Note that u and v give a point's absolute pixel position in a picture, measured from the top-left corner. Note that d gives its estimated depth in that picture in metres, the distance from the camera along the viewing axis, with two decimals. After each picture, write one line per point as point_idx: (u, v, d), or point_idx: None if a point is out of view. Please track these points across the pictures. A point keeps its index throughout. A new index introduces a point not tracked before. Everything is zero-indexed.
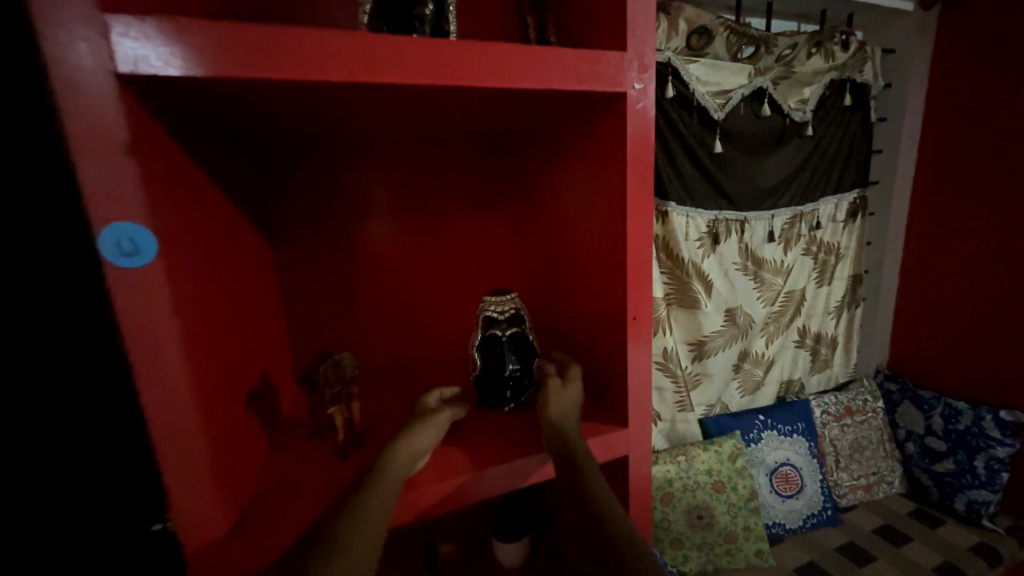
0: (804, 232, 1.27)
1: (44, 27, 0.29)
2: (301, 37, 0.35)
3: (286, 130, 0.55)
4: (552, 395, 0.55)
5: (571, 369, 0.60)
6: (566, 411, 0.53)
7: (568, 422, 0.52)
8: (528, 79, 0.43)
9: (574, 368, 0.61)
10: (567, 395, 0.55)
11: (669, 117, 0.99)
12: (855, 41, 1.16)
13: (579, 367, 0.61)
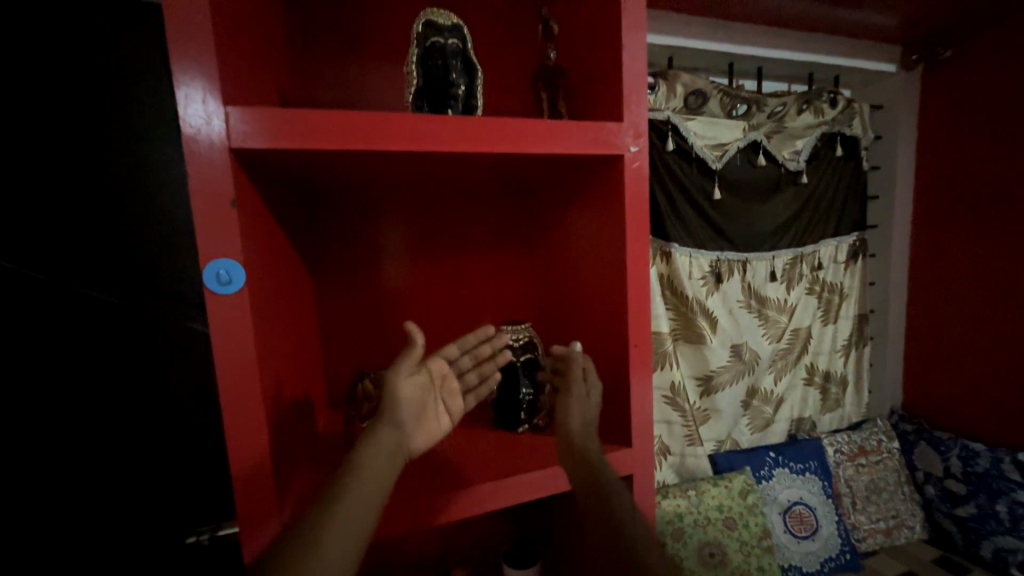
0: (806, 272, 1.33)
1: (186, 118, 0.41)
2: (363, 118, 0.46)
3: (335, 189, 0.66)
4: (578, 400, 0.60)
5: (590, 366, 0.64)
6: (589, 416, 0.59)
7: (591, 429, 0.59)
8: (539, 145, 0.53)
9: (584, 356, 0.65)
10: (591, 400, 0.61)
11: (670, 167, 1.09)
12: (843, 99, 1.26)
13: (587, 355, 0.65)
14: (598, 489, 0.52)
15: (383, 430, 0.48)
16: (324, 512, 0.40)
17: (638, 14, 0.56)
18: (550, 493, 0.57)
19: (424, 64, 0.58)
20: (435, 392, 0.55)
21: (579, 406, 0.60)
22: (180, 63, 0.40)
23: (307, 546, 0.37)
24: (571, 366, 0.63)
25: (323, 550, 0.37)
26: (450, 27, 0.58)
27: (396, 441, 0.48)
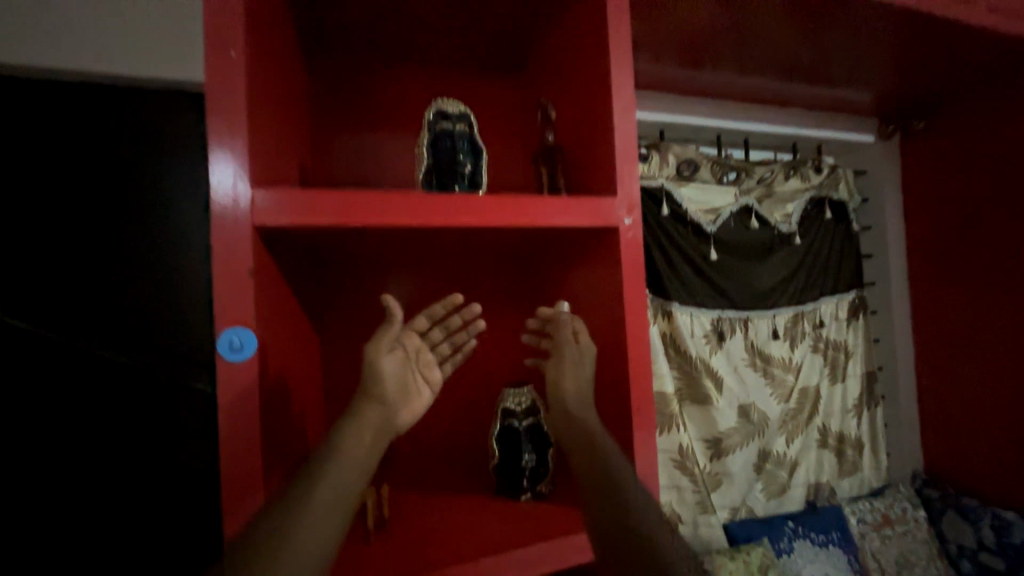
0: (808, 330, 1.33)
1: (216, 202, 0.45)
2: (376, 198, 0.50)
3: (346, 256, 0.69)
4: (572, 366, 0.62)
5: (579, 325, 0.64)
6: (584, 383, 0.62)
7: (587, 396, 0.61)
8: (539, 219, 0.56)
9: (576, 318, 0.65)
10: (584, 366, 0.62)
11: (667, 230, 1.14)
12: (827, 166, 1.34)
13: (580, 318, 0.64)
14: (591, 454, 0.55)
15: (367, 408, 0.50)
16: (309, 485, 0.43)
17: (627, 102, 0.63)
18: (563, 565, 0.55)
19: (434, 146, 0.63)
20: (415, 365, 0.55)
21: (572, 370, 0.62)
22: (216, 153, 0.45)
23: (292, 518, 0.41)
24: (561, 329, 0.63)
25: (304, 526, 0.41)
26: (458, 114, 0.65)
27: (379, 420, 0.50)
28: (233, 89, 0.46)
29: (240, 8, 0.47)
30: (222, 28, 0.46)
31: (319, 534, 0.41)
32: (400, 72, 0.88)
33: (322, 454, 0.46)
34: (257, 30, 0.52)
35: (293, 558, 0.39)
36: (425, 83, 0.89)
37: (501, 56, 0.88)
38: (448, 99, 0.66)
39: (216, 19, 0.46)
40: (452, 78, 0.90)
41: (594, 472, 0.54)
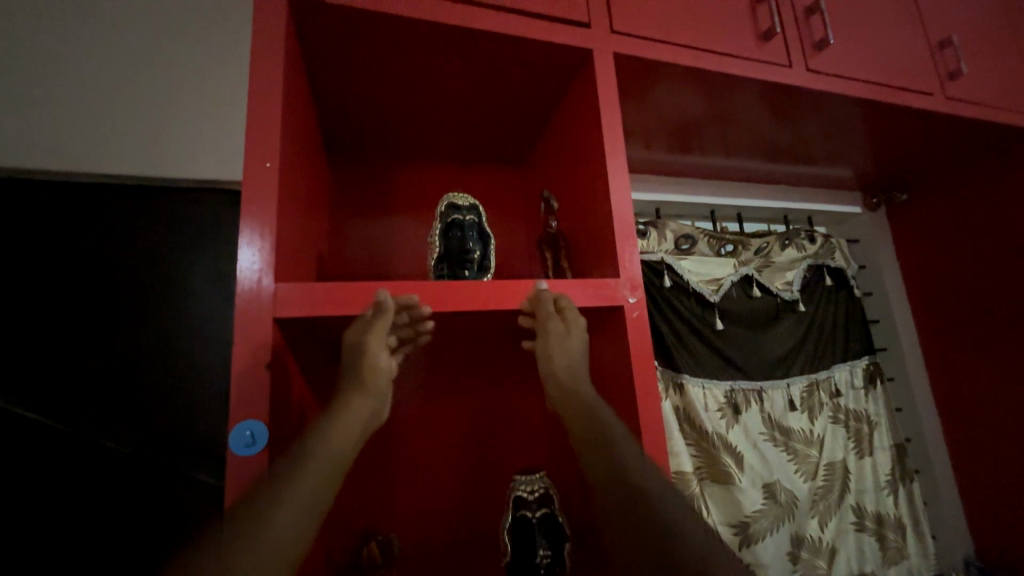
0: (826, 400, 1.29)
1: (241, 299, 0.48)
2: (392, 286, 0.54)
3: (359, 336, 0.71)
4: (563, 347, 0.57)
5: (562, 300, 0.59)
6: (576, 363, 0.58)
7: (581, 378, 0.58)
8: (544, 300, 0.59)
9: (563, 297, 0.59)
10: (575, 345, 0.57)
11: (670, 302, 1.16)
12: (820, 236, 1.38)
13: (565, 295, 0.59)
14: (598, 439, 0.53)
15: (355, 400, 0.50)
16: (294, 471, 0.44)
17: (623, 190, 0.67)
18: None
19: (445, 235, 0.68)
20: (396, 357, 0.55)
21: (567, 353, 0.57)
22: (243, 249, 0.49)
23: (278, 497, 0.42)
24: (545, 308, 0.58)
25: (279, 518, 0.41)
26: (468, 206, 0.70)
27: (369, 411, 0.51)
28: (265, 192, 0.51)
29: (277, 125, 0.53)
30: (261, 142, 0.52)
31: (295, 527, 0.41)
32: (415, 166, 0.96)
33: (300, 446, 0.46)
34: (290, 140, 0.59)
35: (266, 552, 0.39)
36: (437, 174, 0.97)
37: (504, 151, 0.98)
38: (458, 193, 0.72)
39: (256, 134, 0.52)
40: (461, 170, 0.99)
41: (603, 460, 0.52)
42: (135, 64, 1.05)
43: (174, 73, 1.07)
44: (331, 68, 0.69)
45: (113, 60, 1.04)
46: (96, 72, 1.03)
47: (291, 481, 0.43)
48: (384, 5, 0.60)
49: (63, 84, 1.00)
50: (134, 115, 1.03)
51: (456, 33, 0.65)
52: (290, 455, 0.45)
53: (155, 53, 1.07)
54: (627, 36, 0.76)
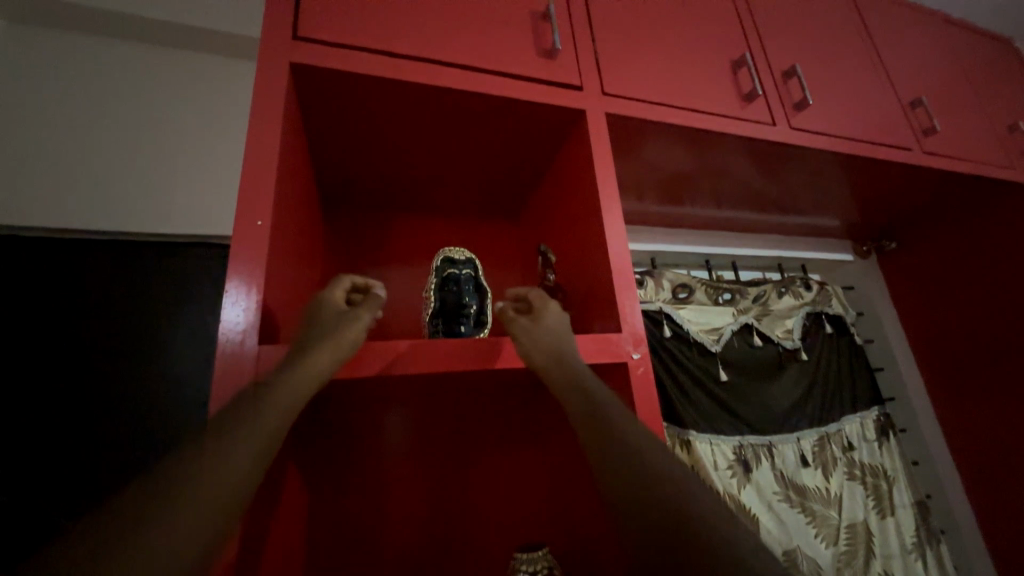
0: (839, 454, 1.23)
1: (221, 368, 0.46)
2: (390, 346, 0.54)
3: (348, 394, 0.67)
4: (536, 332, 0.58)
5: (532, 292, 0.63)
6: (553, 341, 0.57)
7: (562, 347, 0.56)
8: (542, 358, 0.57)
9: (534, 292, 0.63)
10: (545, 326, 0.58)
11: (671, 352, 1.13)
12: (816, 283, 1.38)
13: (535, 289, 0.63)
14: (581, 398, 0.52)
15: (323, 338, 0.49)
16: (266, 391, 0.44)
17: (620, 243, 0.67)
18: None
19: (441, 290, 0.67)
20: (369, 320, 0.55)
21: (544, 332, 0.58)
22: (228, 307, 0.47)
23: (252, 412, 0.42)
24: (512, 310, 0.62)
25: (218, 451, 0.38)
26: (464, 260, 0.69)
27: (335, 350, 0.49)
28: (256, 250, 0.49)
29: (272, 182, 0.52)
30: (253, 200, 0.51)
31: (246, 463, 0.39)
32: (411, 220, 0.97)
33: (245, 392, 0.45)
34: (284, 197, 0.58)
35: (201, 480, 0.36)
36: (433, 227, 0.98)
37: (500, 205, 0.99)
38: (455, 247, 0.72)
39: (249, 191, 0.51)
40: (457, 223, 0.99)
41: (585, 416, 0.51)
42: (136, 127, 1.10)
43: (181, 134, 1.13)
44: (331, 127, 0.71)
45: (124, 123, 1.10)
46: (97, 134, 1.07)
47: (235, 421, 0.41)
48: (385, 70, 0.63)
49: (62, 144, 1.04)
50: (133, 172, 1.07)
51: (454, 95, 0.67)
52: (221, 411, 0.43)
53: (158, 117, 1.13)
54: (619, 97, 0.79)
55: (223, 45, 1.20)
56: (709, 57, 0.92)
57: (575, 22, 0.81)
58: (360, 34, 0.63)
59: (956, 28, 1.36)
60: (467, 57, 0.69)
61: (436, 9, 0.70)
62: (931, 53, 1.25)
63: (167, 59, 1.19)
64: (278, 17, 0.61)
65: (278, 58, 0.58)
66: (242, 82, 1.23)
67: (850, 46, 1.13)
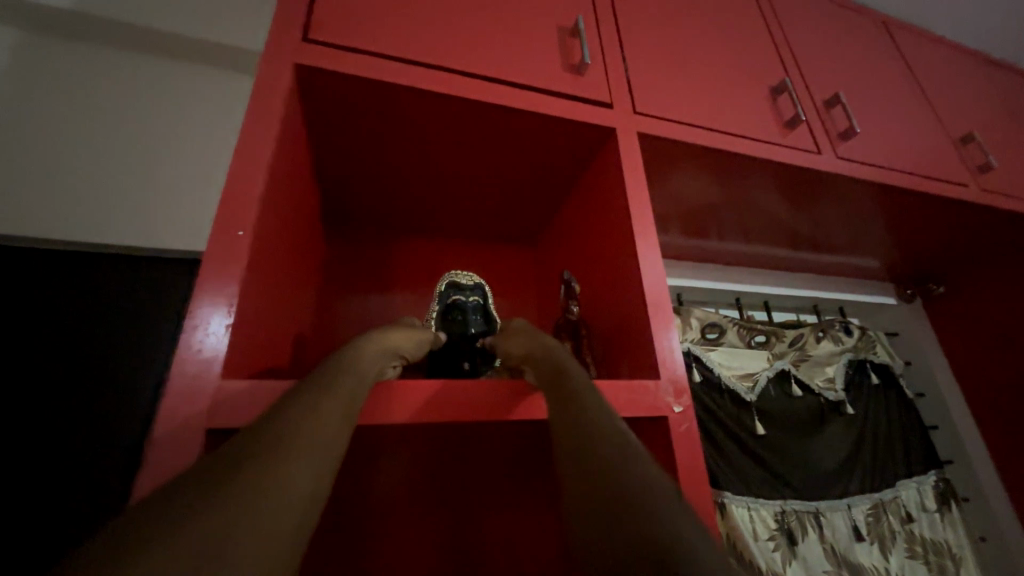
0: (896, 526, 1.07)
1: (165, 409, 0.37)
2: (387, 387, 0.45)
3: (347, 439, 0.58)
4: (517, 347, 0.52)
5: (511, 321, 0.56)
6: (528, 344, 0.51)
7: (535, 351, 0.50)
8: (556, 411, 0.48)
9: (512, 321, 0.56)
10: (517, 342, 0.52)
11: (701, 400, 1.02)
12: (857, 327, 1.25)
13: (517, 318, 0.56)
14: (563, 395, 0.43)
15: (368, 347, 0.43)
16: (315, 394, 0.36)
17: (656, 275, 0.59)
18: None
19: (444, 319, 0.58)
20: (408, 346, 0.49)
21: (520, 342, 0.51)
22: (186, 342, 0.38)
23: (303, 416, 0.34)
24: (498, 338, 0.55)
25: (219, 502, 0.27)
26: (472, 285, 0.61)
27: (377, 364, 0.43)
28: (230, 266, 0.42)
29: (260, 190, 0.46)
30: (235, 209, 0.44)
31: (314, 476, 0.31)
32: (419, 243, 0.90)
33: (280, 405, 0.35)
34: (274, 208, 0.51)
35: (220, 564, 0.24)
36: (443, 252, 0.91)
37: (518, 231, 0.92)
38: (461, 271, 0.64)
39: (231, 199, 0.44)
40: (469, 249, 0.92)
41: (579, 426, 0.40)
42: (111, 140, 0.95)
43: (178, 140, 1.00)
44: (338, 139, 0.65)
45: (112, 124, 0.96)
46: (64, 145, 0.91)
47: (293, 426, 0.33)
48: (399, 76, 0.58)
49: (14, 152, 0.87)
50: (119, 179, 0.93)
51: (472, 106, 0.62)
52: (265, 416, 0.33)
53: (136, 129, 0.98)
54: (650, 117, 0.73)
55: (221, 58, 1.09)
56: (746, 81, 0.86)
57: (603, 39, 0.76)
58: (374, 39, 0.59)
59: (998, 66, 1.30)
60: (486, 68, 0.63)
61: (457, 19, 0.66)
62: (975, 89, 1.18)
63: (154, 68, 1.05)
64: (288, 18, 0.56)
65: (282, 59, 0.53)
66: (237, 98, 1.10)
67: (892, 79, 1.06)
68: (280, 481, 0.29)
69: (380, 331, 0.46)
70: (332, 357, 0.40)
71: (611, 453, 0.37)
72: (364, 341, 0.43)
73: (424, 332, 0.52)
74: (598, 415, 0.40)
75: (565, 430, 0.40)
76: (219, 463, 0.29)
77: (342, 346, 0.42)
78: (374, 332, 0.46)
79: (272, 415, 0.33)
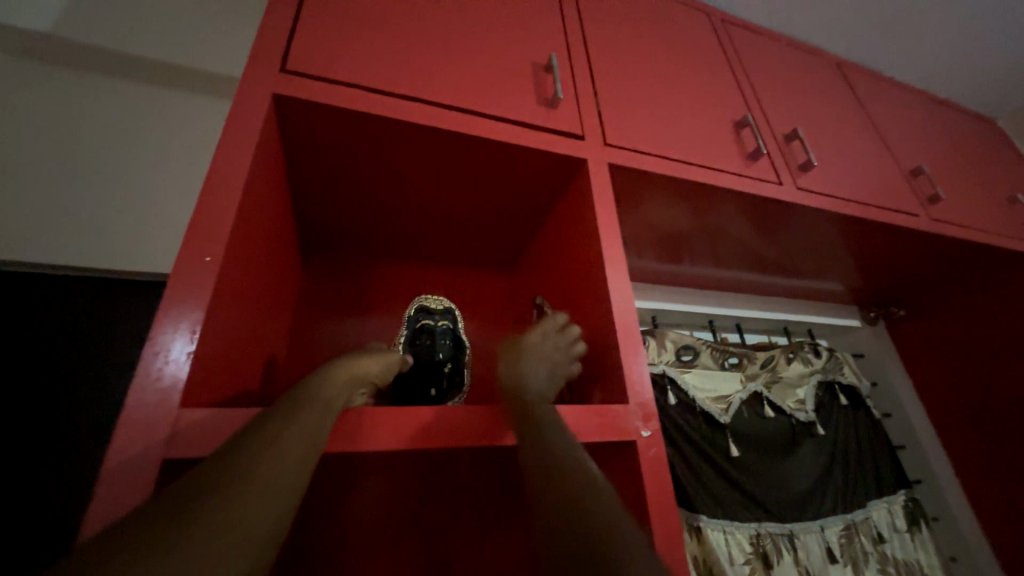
0: (869, 548, 1.08)
1: (119, 438, 0.36)
2: (354, 414, 0.44)
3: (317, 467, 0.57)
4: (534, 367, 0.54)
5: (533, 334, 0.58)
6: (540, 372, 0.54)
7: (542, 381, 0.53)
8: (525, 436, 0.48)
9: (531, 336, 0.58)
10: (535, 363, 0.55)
11: (677, 422, 1.03)
12: (825, 349, 1.29)
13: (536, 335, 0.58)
14: (530, 428, 0.46)
15: (337, 374, 0.43)
16: (280, 423, 0.36)
17: (626, 300, 0.61)
18: None
19: (413, 343, 0.59)
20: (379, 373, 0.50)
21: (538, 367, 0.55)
22: (146, 370, 0.38)
23: (267, 446, 0.33)
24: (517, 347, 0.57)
25: (171, 547, 0.26)
26: (441, 309, 0.62)
27: (346, 392, 0.43)
28: (195, 290, 0.41)
29: (232, 216, 0.46)
30: (205, 235, 0.44)
31: (274, 509, 0.31)
32: (397, 267, 0.90)
33: (242, 435, 0.34)
34: (246, 233, 0.51)
35: None
36: (420, 276, 0.91)
37: (496, 255, 0.94)
38: (431, 295, 0.65)
39: (201, 225, 0.44)
40: (447, 272, 0.93)
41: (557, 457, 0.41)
42: (82, 158, 0.93)
43: (153, 160, 0.99)
44: (315, 164, 0.66)
45: (84, 143, 0.95)
46: (32, 162, 0.89)
47: (256, 457, 0.32)
48: (377, 107, 0.59)
49: None
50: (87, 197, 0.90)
51: (449, 136, 0.63)
52: (226, 447, 0.33)
53: (104, 149, 0.96)
54: (621, 148, 0.76)
55: (197, 81, 1.08)
56: (711, 116, 0.92)
57: (577, 75, 0.80)
58: (353, 71, 0.61)
59: (943, 106, 1.41)
60: (463, 99, 0.66)
61: (436, 54, 0.68)
62: (922, 126, 1.28)
63: (129, 93, 1.05)
64: (268, 50, 0.58)
65: (261, 88, 0.54)
66: (212, 121, 1.08)
67: (846, 116, 1.14)
68: (239, 516, 0.29)
69: (348, 359, 0.46)
70: (299, 385, 0.40)
71: (577, 490, 0.38)
72: (333, 369, 0.43)
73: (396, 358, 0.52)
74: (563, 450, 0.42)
75: (532, 468, 0.41)
76: (175, 498, 0.28)
77: (310, 373, 0.42)
78: (344, 359, 0.46)
79: (233, 446, 0.33)
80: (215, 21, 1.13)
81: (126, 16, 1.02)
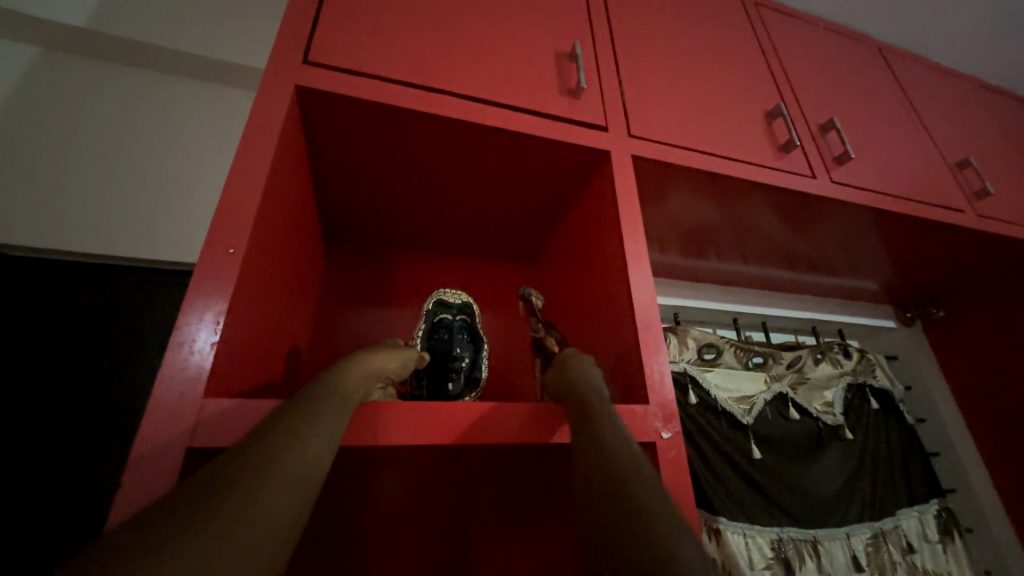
0: (897, 557, 1.04)
1: (146, 424, 0.37)
2: (371, 409, 0.43)
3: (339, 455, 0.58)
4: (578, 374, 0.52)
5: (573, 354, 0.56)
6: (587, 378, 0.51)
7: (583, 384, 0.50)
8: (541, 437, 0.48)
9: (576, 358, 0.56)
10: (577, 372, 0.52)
11: (696, 421, 1.01)
12: (856, 350, 1.23)
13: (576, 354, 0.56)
14: (591, 412, 0.45)
15: (354, 370, 0.43)
16: (298, 417, 0.36)
17: (647, 298, 0.59)
18: None
19: (430, 338, 0.59)
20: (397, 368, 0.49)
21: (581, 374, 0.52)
22: (172, 359, 0.39)
23: (287, 441, 0.33)
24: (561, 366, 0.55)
25: (194, 536, 0.26)
26: (458, 304, 0.62)
27: (364, 388, 0.43)
28: (219, 282, 0.42)
29: (254, 208, 0.46)
30: (226, 226, 0.44)
31: (289, 504, 0.31)
32: (416, 259, 0.91)
33: (260, 429, 0.34)
34: (269, 226, 0.52)
35: None
36: (438, 267, 0.91)
37: (515, 249, 0.93)
38: (449, 289, 0.65)
39: (223, 217, 0.45)
40: (466, 265, 0.93)
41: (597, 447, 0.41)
42: (116, 149, 0.96)
43: (183, 151, 1.01)
44: (335, 157, 0.66)
45: (118, 134, 0.98)
46: (70, 152, 0.93)
47: (275, 451, 0.32)
48: (396, 99, 0.59)
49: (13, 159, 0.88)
50: (121, 185, 0.93)
51: (468, 128, 0.62)
52: (246, 440, 0.33)
53: (136, 141, 0.99)
54: (646, 140, 0.74)
55: (221, 73, 1.09)
56: (741, 104, 0.88)
57: (602, 65, 0.77)
58: (374, 62, 0.60)
59: (995, 93, 1.31)
60: (483, 90, 0.64)
61: (457, 44, 0.67)
62: (970, 115, 1.20)
63: (160, 86, 1.07)
64: (290, 41, 0.58)
65: (283, 81, 0.54)
66: (237, 113, 1.10)
67: (889, 105, 1.08)
68: (252, 510, 0.29)
69: (365, 355, 0.46)
70: (316, 379, 0.40)
71: (617, 469, 0.38)
72: (349, 365, 0.43)
73: (410, 352, 0.52)
74: (621, 437, 0.42)
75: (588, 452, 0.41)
76: (194, 489, 0.29)
77: (328, 368, 0.42)
78: (360, 355, 0.46)
79: (251, 440, 0.33)
80: (238, 14, 1.13)
81: (155, 9, 1.04)
